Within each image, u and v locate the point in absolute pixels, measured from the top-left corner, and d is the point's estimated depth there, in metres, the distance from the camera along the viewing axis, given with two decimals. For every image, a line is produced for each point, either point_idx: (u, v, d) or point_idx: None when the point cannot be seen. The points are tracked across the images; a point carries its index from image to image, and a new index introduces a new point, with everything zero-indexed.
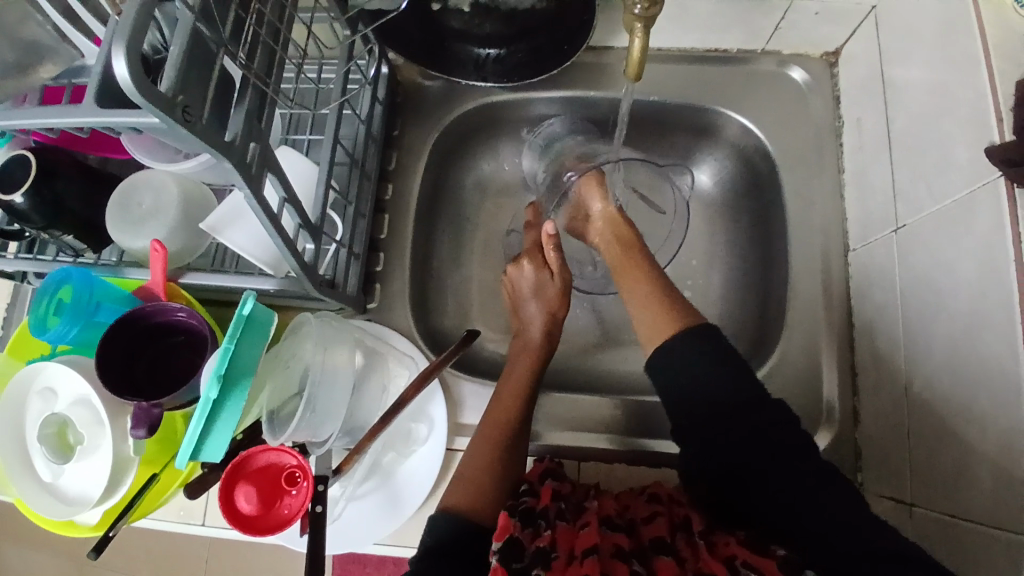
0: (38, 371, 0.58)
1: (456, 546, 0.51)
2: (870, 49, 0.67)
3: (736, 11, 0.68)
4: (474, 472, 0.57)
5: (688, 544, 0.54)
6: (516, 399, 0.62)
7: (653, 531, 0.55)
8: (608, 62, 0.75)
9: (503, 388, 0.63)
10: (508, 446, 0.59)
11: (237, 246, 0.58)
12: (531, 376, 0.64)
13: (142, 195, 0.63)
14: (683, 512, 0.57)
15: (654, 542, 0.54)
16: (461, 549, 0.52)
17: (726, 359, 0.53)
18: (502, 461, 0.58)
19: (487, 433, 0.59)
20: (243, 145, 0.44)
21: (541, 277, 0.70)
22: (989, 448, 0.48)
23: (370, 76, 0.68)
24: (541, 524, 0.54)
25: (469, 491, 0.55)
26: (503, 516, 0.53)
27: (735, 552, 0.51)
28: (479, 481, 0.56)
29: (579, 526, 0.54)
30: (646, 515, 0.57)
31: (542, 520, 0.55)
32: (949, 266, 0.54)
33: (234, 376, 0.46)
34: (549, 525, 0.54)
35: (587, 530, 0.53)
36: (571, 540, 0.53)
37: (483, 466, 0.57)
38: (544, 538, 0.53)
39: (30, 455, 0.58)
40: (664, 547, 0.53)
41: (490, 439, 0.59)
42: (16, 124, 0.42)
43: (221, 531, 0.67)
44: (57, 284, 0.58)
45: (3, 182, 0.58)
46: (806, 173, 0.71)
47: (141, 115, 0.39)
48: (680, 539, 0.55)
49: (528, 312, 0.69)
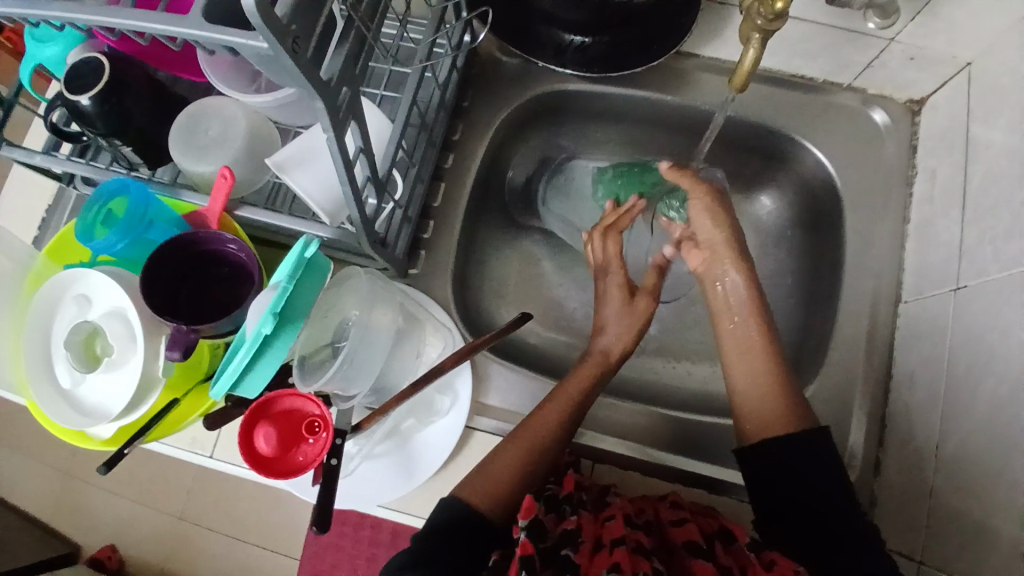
0: (76, 277, 0.58)
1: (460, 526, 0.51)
2: (957, 103, 0.66)
3: (831, 40, 0.67)
4: (496, 480, 0.55)
5: (728, 553, 0.54)
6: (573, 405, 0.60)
7: (685, 535, 0.54)
8: (688, 69, 0.74)
9: (558, 394, 0.61)
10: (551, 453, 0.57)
11: (303, 191, 0.57)
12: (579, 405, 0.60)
13: (210, 121, 0.62)
14: (718, 523, 0.56)
15: (687, 545, 0.53)
16: (464, 532, 0.51)
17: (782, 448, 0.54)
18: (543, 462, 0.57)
19: (532, 434, 0.58)
20: (337, 86, 0.44)
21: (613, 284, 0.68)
22: (1016, 517, 0.48)
23: (455, 42, 0.66)
24: (567, 510, 0.55)
25: (501, 484, 0.55)
26: (529, 496, 0.51)
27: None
28: (499, 490, 0.54)
29: (604, 518, 0.55)
30: (674, 518, 0.57)
31: (568, 506, 0.56)
32: (1004, 334, 0.53)
33: (287, 319, 0.46)
34: (575, 512, 0.55)
35: (614, 521, 0.53)
36: (597, 529, 0.54)
37: (507, 474, 0.55)
38: (571, 522, 0.54)
39: (52, 360, 0.58)
40: (699, 551, 0.53)
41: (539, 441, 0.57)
42: (109, 24, 0.41)
43: (227, 467, 0.67)
44: (109, 195, 0.57)
45: (73, 82, 0.57)
46: (870, 216, 0.71)
47: (249, 36, 0.38)
48: (717, 547, 0.54)
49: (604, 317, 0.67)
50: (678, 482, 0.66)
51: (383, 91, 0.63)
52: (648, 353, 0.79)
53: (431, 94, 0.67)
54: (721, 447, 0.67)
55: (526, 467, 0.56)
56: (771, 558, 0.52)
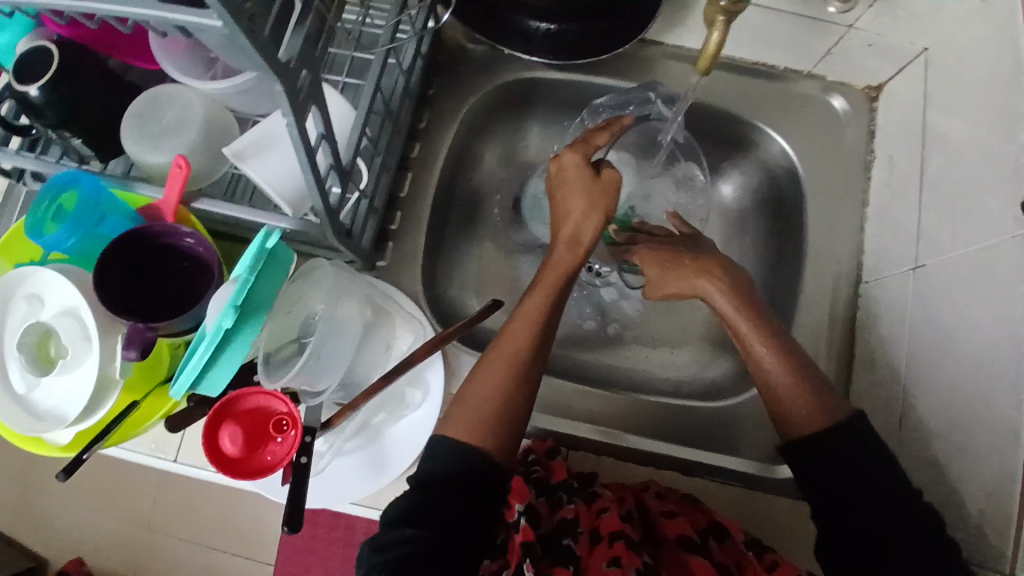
0: (26, 276, 0.55)
1: (462, 490, 0.50)
2: (914, 89, 0.68)
3: (794, 29, 0.68)
4: (472, 409, 0.53)
5: (723, 550, 0.54)
6: (537, 317, 0.57)
7: (677, 528, 0.54)
8: (654, 57, 0.75)
9: (524, 304, 0.58)
10: (525, 373, 0.55)
11: (263, 180, 0.55)
12: (540, 319, 0.57)
13: (165, 107, 0.60)
14: (707, 518, 0.57)
15: (680, 540, 0.54)
16: (456, 521, 0.49)
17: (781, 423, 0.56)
18: (525, 381, 0.55)
19: (510, 352, 0.55)
20: (296, 69, 0.42)
21: (574, 166, 0.61)
22: (976, 489, 0.50)
23: (418, 28, 0.65)
24: (563, 497, 0.55)
25: (488, 412, 0.53)
26: (518, 479, 0.53)
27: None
28: (476, 421, 0.53)
29: (598, 509, 0.55)
30: (664, 508, 0.57)
31: (562, 493, 0.56)
32: (963, 313, 0.55)
33: (249, 312, 0.44)
34: (570, 500, 0.55)
35: (610, 514, 0.53)
36: (592, 521, 0.54)
37: (486, 401, 0.53)
38: (568, 510, 0.54)
39: (3, 363, 0.55)
40: (693, 546, 0.53)
41: (509, 358, 0.55)
42: (56, 6, 0.39)
43: (192, 471, 0.65)
44: (59, 188, 0.54)
45: (21, 70, 0.55)
46: (832, 201, 0.72)
47: (203, 16, 0.36)
48: (711, 543, 0.54)
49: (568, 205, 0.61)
50: (651, 466, 0.67)
51: (346, 77, 0.61)
52: (620, 340, 0.79)
53: (395, 80, 0.66)
54: (692, 431, 0.68)
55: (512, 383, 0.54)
56: (772, 559, 0.52)
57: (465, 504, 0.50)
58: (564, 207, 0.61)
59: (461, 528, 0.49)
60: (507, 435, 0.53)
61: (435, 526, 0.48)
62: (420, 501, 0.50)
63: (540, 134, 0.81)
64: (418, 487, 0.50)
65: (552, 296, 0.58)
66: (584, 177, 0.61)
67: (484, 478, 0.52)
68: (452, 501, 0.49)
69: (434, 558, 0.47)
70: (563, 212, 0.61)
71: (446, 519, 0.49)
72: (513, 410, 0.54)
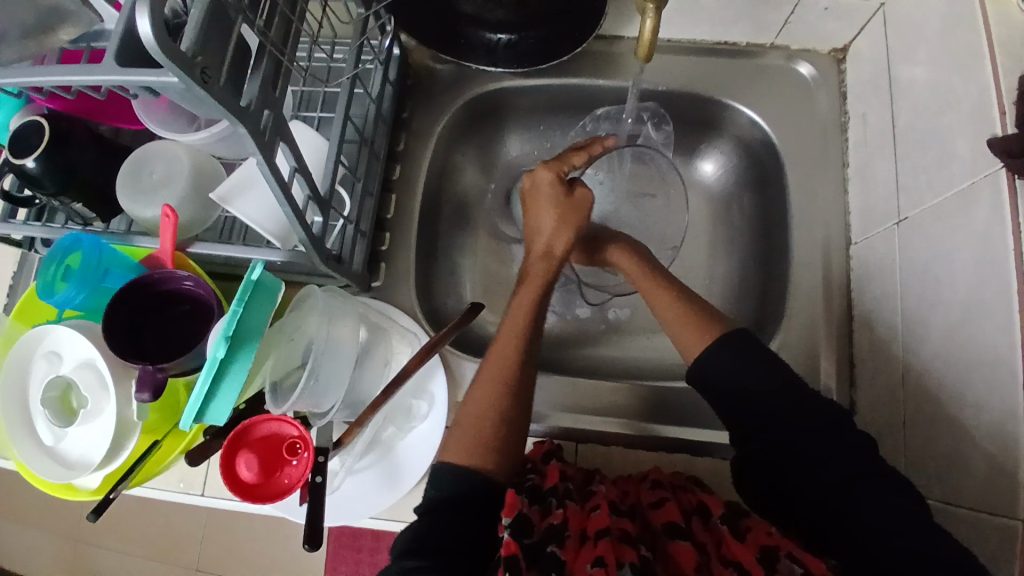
0: (44, 334, 0.59)
1: (457, 503, 0.51)
2: (877, 46, 0.68)
3: (746, 3, 0.68)
4: (472, 420, 0.55)
5: (705, 529, 0.54)
6: (524, 325, 0.59)
7: (665, 516, 0.54)
8: (617, 51, 0.76)
9: (512, 312, 0.60)
10: (520, 384, 0.57)
11: (250, 219, 0.58)
12: (529, 325, 0.59)
13: (154, 164, 0.64)
14: (696, 498, 0.56)
15: (667, 527, 0.53)
16: (451, 543, 0.49)
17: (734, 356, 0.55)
18: (517, 395, 0.57)
19: (498, 362, 0.57)
20: (258, 111, 0.45)
21: (547, 186, 0.63)
22: (982, 435, 0.49)
23: (382, 56, 0.68)
24: (552, 502, 0.54)
25: (481, 433, 0.54)
26: (510, 492, 0.52)
27: (778, 542, 0.50)
28: (478, 432, 0.54)
29: (589, 509, 0.54)
30: (653, 500, 0.56)
31: (552, 499, 0.55)
32: (947, 258, 0.54)
33: (241, 341, 0.47)
34: (560, 504, 0.54)
35: (599, 512, 0.52)
36: (582, 521, 0.53)
37: (484, 412, 0.55)
38: (556, 516, 0.53)
39: (32, 418, 0.59)
40: (679, 531, 0.52)
41: (502, 369, 0.57)
42: (34, 83, 0.42)
43: (219, 503, 0.68)
44: (64, 251, 0.58)
45: (17, 146, 0.59)
46: (811, 167, 0.72)
47: (161, 75, 0.39)
48: (695, 523, 0.54)
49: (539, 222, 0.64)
50: (660, 452, 0.67)
51: (319, 113, 0.65)
52: (620, 332, 0.80)
53: (367, 109, 0.69)
54: (698, 412, 0.68)
55: (503, 400, 0.56)
56: (746, 525, 0.52)
57: (472, 526, 0.50)
58: (536, 224, 0.64)
59: (461, 552, 0.49)
60: (507, 441, 0.55)
61: (434, 555, 0.48)
62: (429, 518, 0.50)
63: (517, 140, 0.83)
64: (426, 514, 0.50)
65: (540, 301, 0.61)
66: (556, 196, 0.63)
67: (485, 496, 0.52)
68: (454, 526, 0.49)
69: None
70: (538, 229, 0.64)
71: (444, 546, 0.48)
72: (505, 426, 0.55)
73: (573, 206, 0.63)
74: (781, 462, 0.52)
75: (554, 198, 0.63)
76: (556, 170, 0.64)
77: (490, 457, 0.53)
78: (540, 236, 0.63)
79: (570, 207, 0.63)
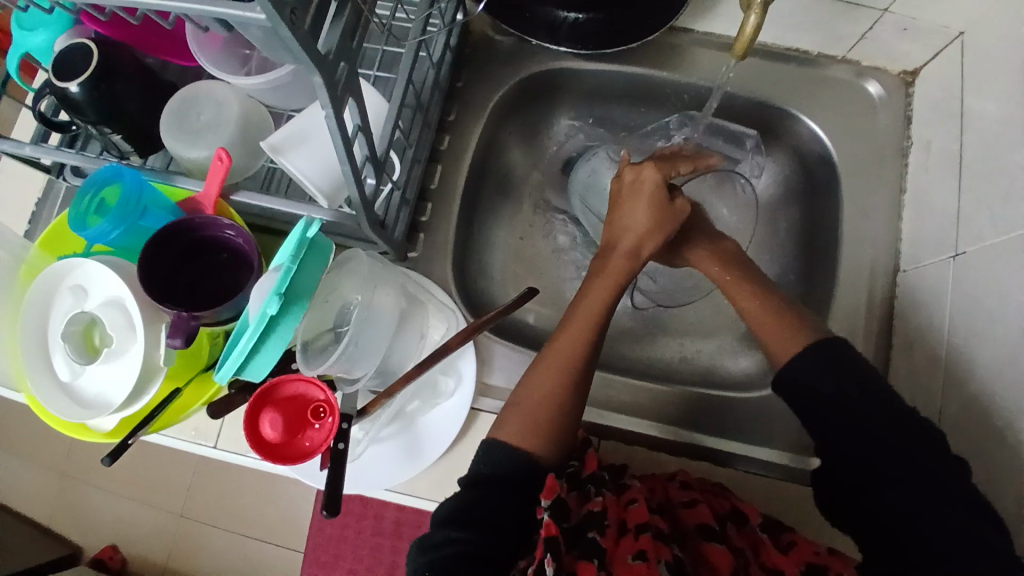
0: (72, 268, 0.57)
1: (507, 484, 0.51)
2: (951, 73, 0.66)
3: (825, 12, 0.67)
4: (531, 406, 0.54)
5: (741, 535, 0.54)
6: (597, 318, 0.58)
7: (697, 517, 0.54)
8: (683, 45, 0.74)
9: (586, 301, 0.59)
10: (583, 378, 0.56)
11: (300, 173, 0.56)
12: (601, 319, 0.58)
13: (201, 105, 0.61)
14: (729, 503, 0.56)
15: (700, 528, 0.54)
16: (496, 519, 0.49)
17: (828, 377, 0.53)
18: (578, 389, 0.56)
19: (567, 352, 0.56)
20: (335, 62, 0.43)
21: (653, 185, 0.62)
22: (1021, 479, 0.49)
23: (448, 21, 0.65)
24: (592, 490, 0.54)
25: (540, 416, 0.53)
26: (551, 475, 0.50)
27: (825, 562, 0.51)
28: (537, 418, 0.53)
29: (626, 501, 0.54)
30: (684, 499, 0.57)
31: (592, 486, 0.54)
32: (1003, 298, 0.54)
33: (292, 298, 0.45)
34: (599, 492, 0.54)
35: (637, 506, 0.53)
36: (620, 512, 0.53)
37: (545, 400, 0.54)
38: (595, 503, 0.52)
39: (49, 353, 0.57)
40: (713, 533, 0.53)
41: (570, 357, 0.56)
42: (104, 3, 0.40)
43: (230, 457, 0.66)
44: (103, 181, 0.56)
45: (62, 68, 0.56)
46: (867, 189, 0.71)
47: (246, 10, 0.37)
48: (729, 529, 0.54)
49: (633, 215, 0.62)
50: (681, 456, 0.67)
51: (378, 71, 0.62)
52: (650, 330, 0.79)
53: (425, 74, 0.66)
54: (726, 422, 0.67)
55: (565, 392, 0.55)
56: (789, 539, 0.53)
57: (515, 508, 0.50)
58: (627, 220, 0.62)
59: (509, 528, 0.49)
60: (561, 430, 0.54)
61: (480, 529, 0.48)
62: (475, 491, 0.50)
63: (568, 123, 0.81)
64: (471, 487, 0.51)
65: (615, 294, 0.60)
66: (660, 196, 0.62)
67: (524, 489, 0.51)
68: (506, 502, 0.50)
69: (477, 561, 0.47)
70: (624, 222, 0.63)
71: (494, 523, 0.49)
72: (564, 417, 0.54)
73: (673, 213, 0.62)
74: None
75: (656, 194, 0.62)
76: (663, 172, 0.63)
77: (543, 443, 0.53)
78: (628, 231, 0.62)
79: (670, 211, 0.62)
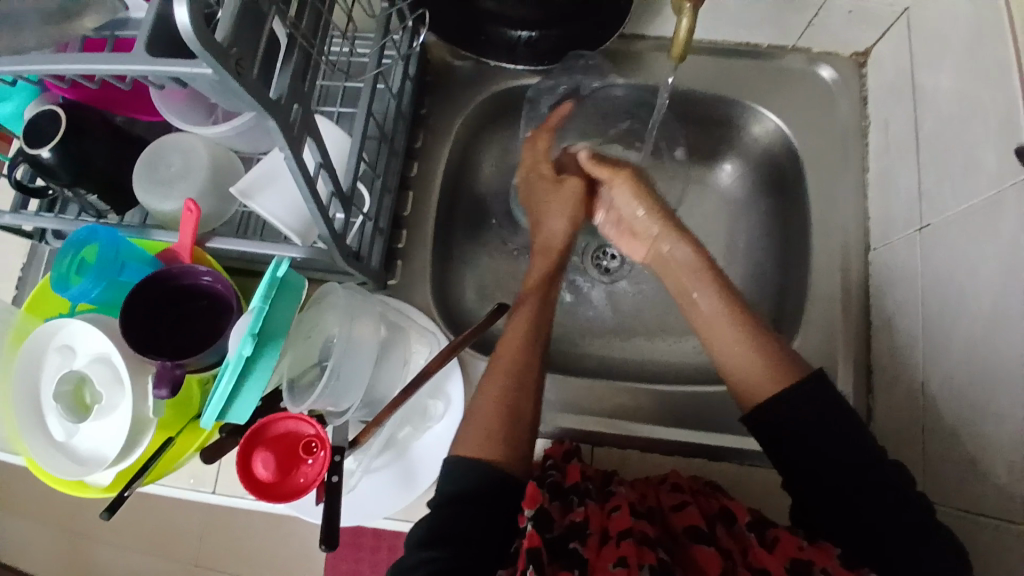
0: (58, 328, 0.57)
1: (479, 497, 0.51)
2: (900, 52, 0.68)
3: (771, 6, 0.68)
4: (483, 421, 0.54)
5: (730, 537, 0.54)
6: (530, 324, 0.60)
7: (687, 519, 0.54)
8: (640, 51, 0.76)
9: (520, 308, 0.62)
10: (527, 378, 0.57)
11: (269, 214, 0.57)
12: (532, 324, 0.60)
13: (171, 157, 0.63)
14: (718, 504, 0.56)
15: (689, 531, 0.53)
16: (480, 541, 0.50)
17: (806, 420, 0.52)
18: (524, 391, 0.56)
19: (505, 360, 0.58)
20: (288, 105, 0.44)
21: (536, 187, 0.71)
22: (1004, 445, 0.49)
23: (404, 51, 0.67)
24: (574, 500, 0.55)
25: (493, 425, 0.54)
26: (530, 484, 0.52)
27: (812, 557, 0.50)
28: (489, 429, 0.54)
29: (610, 509, 0.54)
30: (674, 503, 0.57)
31: (574, 496, 0.55)
32: (973, 268, 0.54)
33: (267, 337, 0.46)
34: (581, 502, 0.55)
35: (620, 513, 0.52)
36: (603, 521, 0.53)
37: (493, 412, 0.55)
38: (577, 513, 0.53)
39: (41, 413, 0.57)
40: (701, 535, 0.53)
41: (508, 363, 0.57)
42: (59, 71, 0.41)
43: (231, 500, 0.67)
44: (79, 242, 0.57)
45: (31, 134, 0.58)
46: (831, 172, 0.72)
47: (194, 66, 0.38)
48: (719, 530, 0.54)
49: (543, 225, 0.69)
50: (677, 456, 0.67)
51: (339, 107, 0.64)
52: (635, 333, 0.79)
53: (387, 104, 0.68)
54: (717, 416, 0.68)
55: (509, 396, 0.56)
56: (774, 535, 0.52)
57: (497, 532, 0.50)
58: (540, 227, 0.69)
59: (477, 543, 0.49)
60: (520, 441, 0.54)
61: (457, 544, 0.49)
62: (447, 509, 0.51)
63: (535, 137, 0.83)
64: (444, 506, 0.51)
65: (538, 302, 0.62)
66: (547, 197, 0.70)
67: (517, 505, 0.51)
68: (477, 520, 0.50)
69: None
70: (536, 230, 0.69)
71: (470, 537, 0.49)
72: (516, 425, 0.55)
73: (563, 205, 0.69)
74: (805, 469, 0.52)
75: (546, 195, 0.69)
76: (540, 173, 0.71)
77: (503, 452, 0.53)
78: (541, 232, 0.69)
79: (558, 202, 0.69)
